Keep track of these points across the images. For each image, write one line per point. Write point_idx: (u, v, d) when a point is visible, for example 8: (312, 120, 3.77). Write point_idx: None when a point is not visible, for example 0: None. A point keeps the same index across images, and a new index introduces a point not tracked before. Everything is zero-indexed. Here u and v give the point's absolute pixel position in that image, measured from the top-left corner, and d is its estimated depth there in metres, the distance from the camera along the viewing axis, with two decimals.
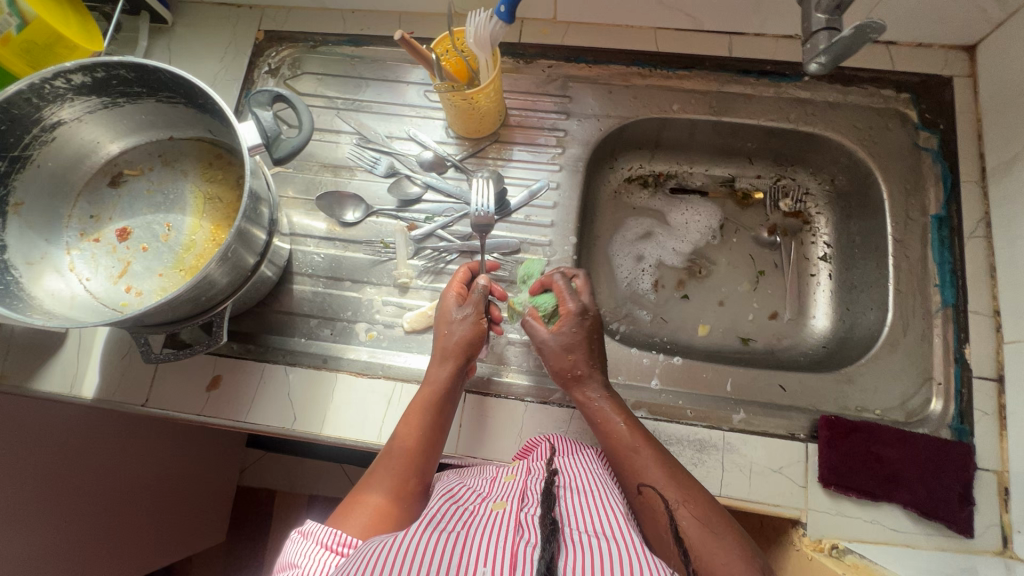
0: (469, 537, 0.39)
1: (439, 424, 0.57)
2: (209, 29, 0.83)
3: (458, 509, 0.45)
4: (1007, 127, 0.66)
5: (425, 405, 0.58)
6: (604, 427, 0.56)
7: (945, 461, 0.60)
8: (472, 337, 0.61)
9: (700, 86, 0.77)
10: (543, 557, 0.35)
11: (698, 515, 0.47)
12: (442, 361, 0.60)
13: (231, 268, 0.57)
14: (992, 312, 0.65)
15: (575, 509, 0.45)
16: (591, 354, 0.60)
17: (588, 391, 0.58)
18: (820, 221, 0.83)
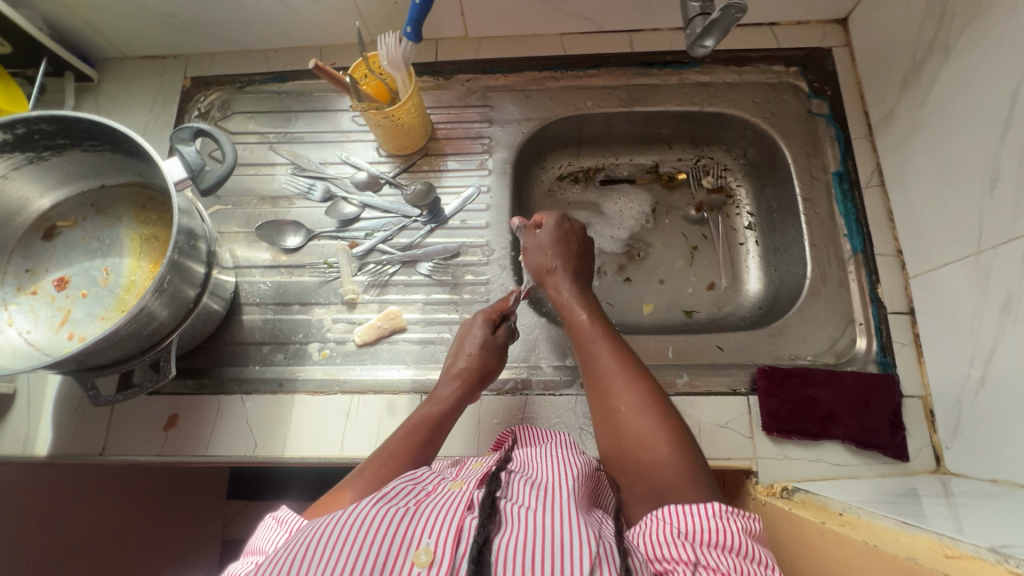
0: (418, 512, 0.42)
1: (432, 441, 0.57)
2: (136, 82, 0.85)
3: (417, 488, 0.46)
4: (881, 84, 0.73)
5: (424, 420, 0.58)
6: (568, 315, 0.64)
7: (873, 393, 0.64)
8: (486, 360, 0.63)
9: (609, 81, 0.83)
10: (477, 542, 0.38)
11: (642, 408, 0.53)
12: (453, 383, 0.62)
13: (170, 299, 0.59)
14: (896, 252, 0.71)
15: (528, 484, 0.46)
16: (565, 252, 0.69)
17: (558, 285, 0.67)
18: (741, 193, 0.88)
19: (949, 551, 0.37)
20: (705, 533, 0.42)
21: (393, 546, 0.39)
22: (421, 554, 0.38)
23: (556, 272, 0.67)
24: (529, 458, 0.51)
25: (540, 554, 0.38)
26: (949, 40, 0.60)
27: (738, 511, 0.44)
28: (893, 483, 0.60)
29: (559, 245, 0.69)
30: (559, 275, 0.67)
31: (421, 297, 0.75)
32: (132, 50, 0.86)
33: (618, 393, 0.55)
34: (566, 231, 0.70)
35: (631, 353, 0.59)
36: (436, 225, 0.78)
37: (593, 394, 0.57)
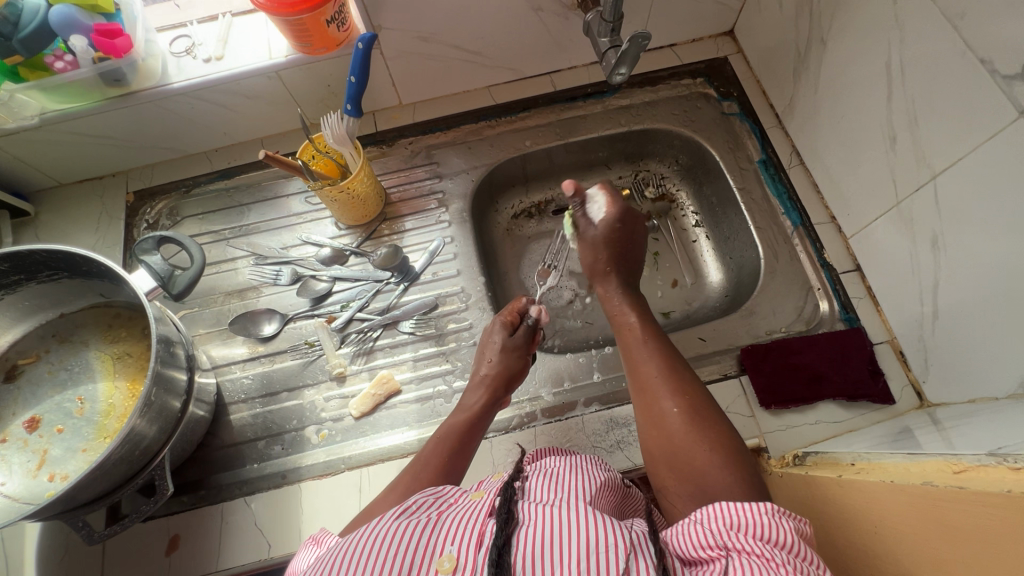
0: (439, 521, 0.44)
1: (466, 448, 0.60)
2: (77, 207, 0.85)
3: (438, 500, 0.48)
4: (778, 79, 0.83)
5: (457, 427, 0.61)
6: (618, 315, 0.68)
7: (848, 347, 0.69)
8: (510, 367, 0.67)
9: (542, 120, 0.89)
10: (495, 544, 0.40)
11: (690, 409, 0.55)
12: (479, 391, 0.66)
13: (156, 414, 0.57)
14: (830, 218, 0.78)
15: (545, 486, 0.49)
16: (613, 253, 0.72)
17: (607, 287, 0.71)
18: (683, 196, 0.95)
19: (956, 466, 0.41)
20: (763, 530, 0.41)
21: (416, 556, 0.41)
22: (445, 561, 0.41)
23: (606, 274, 0.72)
24: (544, 465, 0.55)
25: (562, 550, 0.40)
26: (823, 32, 0.69)
27: (791, 514, 0.44)
28: (887, 426, 0.63)
29: (611, 242, 0.72)
30: (605, 279, 0.71)
31: (409, 355, 0.75)
32: (68, 177, 0.85)
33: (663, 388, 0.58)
34: (617, 225, 0.72)
35: (679, 356, 0.62)
36: (409, 283, 0.79)
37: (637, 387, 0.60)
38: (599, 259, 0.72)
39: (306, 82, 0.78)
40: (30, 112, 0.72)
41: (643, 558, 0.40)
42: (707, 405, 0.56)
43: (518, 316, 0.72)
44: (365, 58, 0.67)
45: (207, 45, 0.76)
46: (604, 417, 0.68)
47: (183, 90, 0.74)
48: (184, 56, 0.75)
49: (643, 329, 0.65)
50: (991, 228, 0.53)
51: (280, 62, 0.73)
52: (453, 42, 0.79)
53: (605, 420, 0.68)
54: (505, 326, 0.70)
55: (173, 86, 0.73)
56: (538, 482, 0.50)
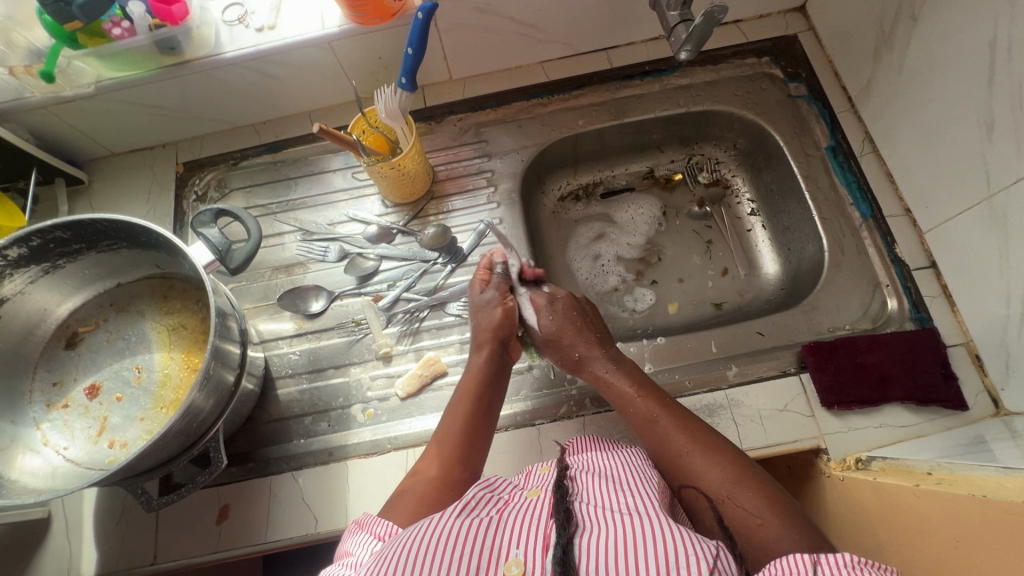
0: (502, 521, 0.43)
1: (487, 411, 0.61)
2: (128, 177, 0.85)
3: (494, 497, 0.49)
4: (854, 59, 0.77)
5: (469, 390, 0.62)
6: (619, 398, 0.61)
7: (919, 349, 0.65)
8: (501, 317, 0.68)
9: (595, 98, 0.85)
10: (559, 545, 0.39)
11: (727, 475, 0.51)
12: (483, 349, 0.66)
13: (213, 389, 0.57)
14: (904, 211, 0.73)
15: (604, 486, 0.48)
16: (577, 330, 0.67)
17: (594, 368, 0.64)
18: (738, 182, 0.91)
19: None
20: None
21: (482, 555, 0.40)
22: (511, 566, 0.39)
23: (577, 358, 0.66)
24: (593, 459, 0.54)
25: (629, 562, 0.38)
26: (915, 7, 0.64)
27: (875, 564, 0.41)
28: (960, 434, 0.60)
29: (564, 324, 0.68)
30: (590, 354, 0.65)
31: (456, 337, 0.74)
32: (120, 146, 0.85)
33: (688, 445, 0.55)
34: (553, 314, 0.69)
35: (697, 420, 0.58)
36: (456, 264, 0.78)
37: (659, 450, 0.57)
38: (565, 344, 0.67)
39: (358, 53, 0.76)
40: (87, 79, 0.72)
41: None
42: (744, 464, 0.52)
43: (491, 273, 0.72)
44: (423, 28, 0.64)
45: (259, 12, 0.74)
46: None
47: (236, 59, 0.72)
48: (236, 24, 0.74)
49: (644, 390, 0.60)
50: None
51: (333, 32, 0.72)
52: (510, 14, 0.75)
53: None
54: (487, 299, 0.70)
55: (226, 56, 0.72)
56: (595, 478, 0.49)
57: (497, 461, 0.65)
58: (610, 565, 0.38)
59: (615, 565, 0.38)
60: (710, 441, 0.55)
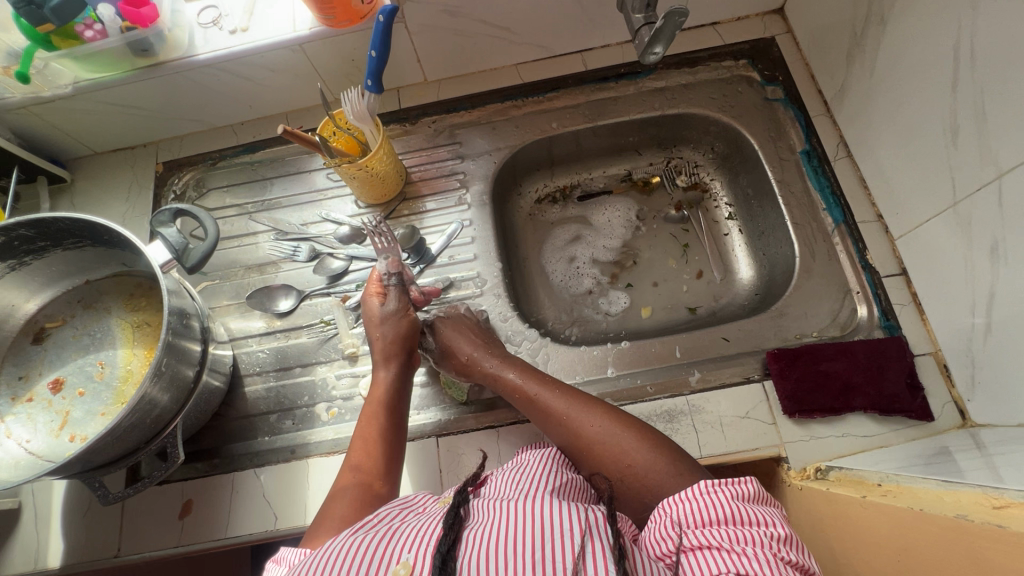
0: (397, 532, 0.44)
1: (396, 423, 0.62)
2: (109, 176, 0.87)
3: (404, 510, 0.50)
4: (829, 63, 0.76)
5: (378, 407, 0.62)
6: (508, 379, 0.63)
7: (884, 358, 0.64)
8: (401, 329, 0.68)
9: (570, 101, 0.85)
10: (439, 551, 0.39)
11: (610, 431, 0.55)
12: (383, 366, 0.66)
13: (169, 383, 0.59)
14: (877, 217, 0.72)
15: (502, 490, 0.49)
16: (469, 325, 0.70)
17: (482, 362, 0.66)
18: (716, 185, 0.91)
19: (996, 501, 0.37)
20: (700, 514, 0.43)
21: (373, 564, 0.40)
22: (400, 569, 0.39)
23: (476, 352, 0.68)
24: (520, 460, 0.55)
25: (509, 555, 0.38)
26: (884, 11, 0.63)
27: (728, 481, 0.46)
28: (922, 445, 0.59)
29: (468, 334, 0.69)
30: (485, 340, 0.68)
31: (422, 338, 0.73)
32: (102, 146, 0.87)
33: (575, 417, 0.57)
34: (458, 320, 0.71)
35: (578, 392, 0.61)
36: (425, 265, 0.78)
37: (550, 431, 0.58)
38: (454, 352, 0.67)
39: (331, 56, 0.77)
40: (64, 81, 0.73)
41: (598, 539, 0.39)
42: (627, 419, 0.57)
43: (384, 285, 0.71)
44: (386, 31, 0.64)
45: (233, 15, 0.75)
46: None
47: (209, 61, 0.74)
48: (210, 26, 0.75)
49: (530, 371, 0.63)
50: None
51: (304, 34, 0.73)
52: (481, 17, 0.76)
53: None
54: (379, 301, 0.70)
55: (199, 58, 0.73)
56: (497, 484, 0.51)
57: (454, 463, 0.65)
58: (490, 563, 0.38)
59: (495, 561, 0.38)
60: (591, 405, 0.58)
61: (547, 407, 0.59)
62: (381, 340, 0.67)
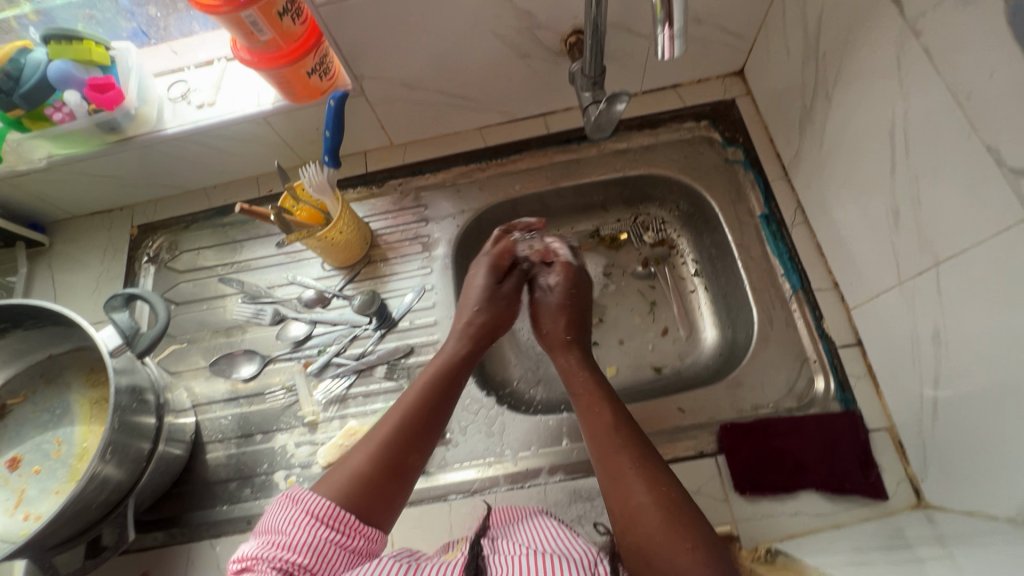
0: (419, 569, 0.49)
1: (439, 410, 0.64)
2: (86, 240, 0.89)
3: (420, 555, 0.55)
4: (784, 129, 0.77)
5: (437, 375, 0.67)
6: (585, 400, 0.66)
7: (836, 434, 0.64)
8: (492, 311, 0.75)
9: (533, 163, 0.86)
10: None
11: (663, 498, 0.54)
12: (464, 340, 0.71)
13: (125, 458, 0.61)
14: (833, 284, 0.72)
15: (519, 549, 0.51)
16: (572, 318, 0.76)
17: (567, 356, 0.73)
18: (683, 242, 0.91)
19: None
20: None
21: None
22: None
23: (567, 344, 0.74)
24: (536, 525, 0.56)
25: None
26: (829, 88, 0.64)
27: None
28: (875, 529, 0.58)
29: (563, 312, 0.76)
30: (564, 350, 0.73)
31: (380, 406, 0.73)
32: (79, 210, 0.90)
33: (624, 457, 0.58)
34: (569, 293, 0.78)
35: (651, 446, 0.60)
36: (386, 329, 0.78)
37: (601, 465, 0.59)
38: (558, 326, 0.76)
39: (294, 126, 0.79)
40: (38, 155, 0.76)
41: None
42: (683, 498, 0.55)
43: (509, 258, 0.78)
44: (338, 115, 0.66)
45: (201, 90, 0.78)
46: (568, 489, 0.66)
47: (177, 135, 0.76)
48: (179, 101, 0.77)
49: (606, 400, 0.65)
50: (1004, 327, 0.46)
51: (267, 109, 0.75)
52: (440, 88, 0.77)
53: (569, 492, 0.66)
54: (490, 269, 0.77)
55: (167, 132, 0.75)
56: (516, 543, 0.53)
57: (406, 535, 0.65)
58: None
59: None
60: (657, 464, 0.58)
61: (603, 440, 0.61)
62: (473, 317, 0.73)
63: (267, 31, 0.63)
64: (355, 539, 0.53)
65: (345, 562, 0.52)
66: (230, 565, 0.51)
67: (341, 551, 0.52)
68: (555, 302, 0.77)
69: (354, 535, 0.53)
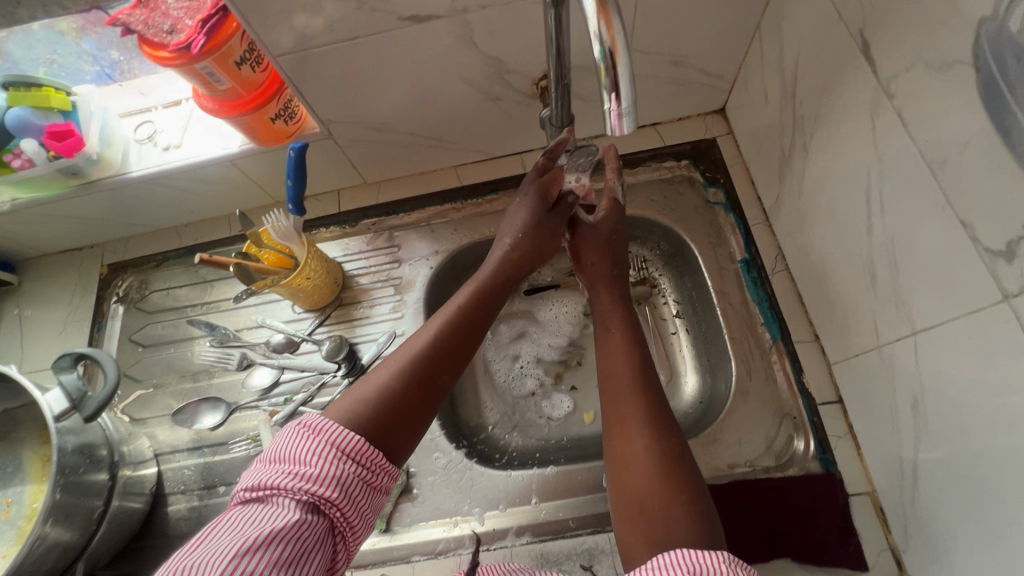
0: None
1: (473, 329, 0.62)
2: (55, 279, 0.88)
3: None
4: (764, 172, 0.75)
5: (472, 299, 0.64)
6: (608, 350, 0.64)
7: (814, 499, 0.62)
8: (535, 235, 0.71)
9: (509, 203, 0.84)
10: None
11: (675, 455, 0.53)
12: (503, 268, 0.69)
13: (75, 521, 0.59)
14: (814, 336, 0.69)
15: None
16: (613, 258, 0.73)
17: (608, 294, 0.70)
18: (665, 281, 0.87)
19: None
20: None
21: None
22: None
23: (611, 279, 0.71)
24: None
25: None
26: (805, 138, 0.62)
27: None
28: None
29: (609, 251, 0.73)
30: (608, 285, 0.71)
31: None
32: (49, 249, 0.89)
33: (630, 400, 0.57)
34: (616, 229, 0.74)
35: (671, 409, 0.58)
36: (355, 377, 0.76)
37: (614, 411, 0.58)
38: (609, 257, 0.72)
39: (263, 168, 0.77)
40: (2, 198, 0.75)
41: None
42: (690, 459, 0.53)
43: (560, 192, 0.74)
44: (299, 164, 0.64)
45: (168, 131, 0.76)
46: (535, 552, 0.63)
47: (142, 178, 0.74)
48: (145, 143, 0.76)
49: (631, 344, 0.64)
50: (983, 408, 0.44)
51: (234, 152, 0.73)
52: (411, 130, 0.76)
53: (535, 556, 0.63)
54: (538, 199, 0.72)
55: (132, 175, 0.74)
56: None
57: None
58: None
59: None
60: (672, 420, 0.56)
61: (614, 381, 0.60)
62: (517, 243, 0.70)
63: (225, 80, 0.61)
64: (378, 475, 0.49)
65: (366, 497, 0.49)
66: (242, 492, 0.46)
67: (363, 485, 0.48)
68: (601, 237, 0.73)
69: (378, 472, 0.49)
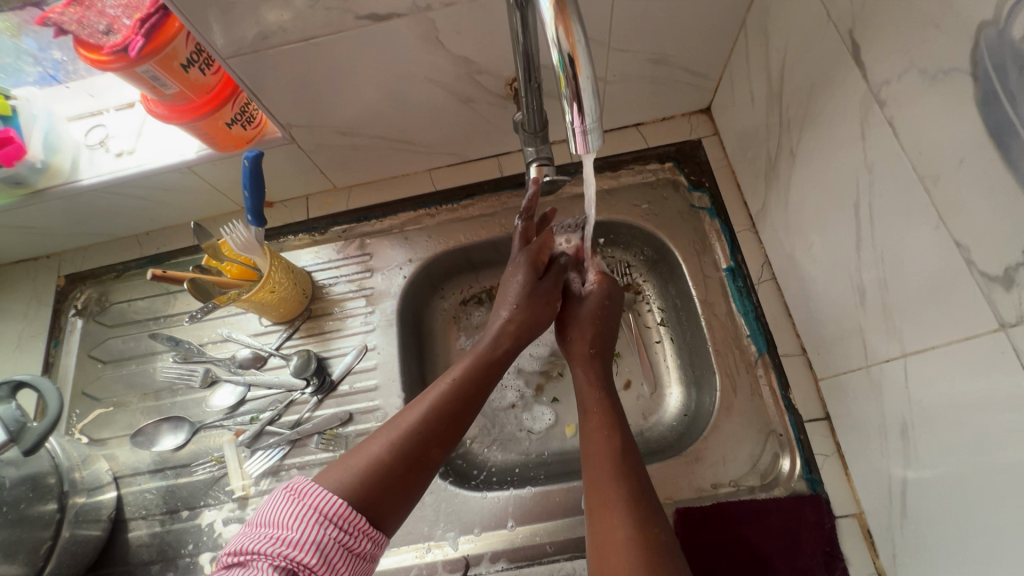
0: None
1: (473, 400, 0.58)
2: (10, 291, 0.84)
3: None
4: (750, 176, 0.72)
5: (469, 374, 0.60)
6: (592, 416, 0.62)
7: (798, 521, 0.59)
8: (533, 308, 0.67)
9: (486, 209, 0.80)
10: None
11: (652, 543, 0.50)
12: (501, 336, 0.65)
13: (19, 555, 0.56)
14: (801, 350, 0.67)
15: None
16: (599, 330, 0.69)
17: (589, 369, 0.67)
18: (649, 288, 0.83)
19: None
20: None
21: None
22: None
23: (589, 358, 0.67)
24: None
25: None
26: (792, 144, 0.59)
27: None
28: None
29: (596, 320, 0.70)
30: (587, 365, 0.67)
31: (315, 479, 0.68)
32: (3, 259, 0.84)
33: (611, 486, 0.54)
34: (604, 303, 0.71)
35: (650, 485, 0.56)
36: (324, 395, 0.73)
37: (596, 491, 0.55)
38: (587, 331, 0.69)
39: (224, 175, 0.73)
40: None
41: None
42: (672, 548, 0.50)
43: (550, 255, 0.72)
44: (255, 174, 0.60)
45: (121, 136, 0.72)
46: None
47: (92, 186, 0.70)
48: (97, 148, 0.71)
49: (610, 426, 0.60)
50: (976, 441, 0.41)
51: (191, 159, 0.69)
52: (379, 133, 0.72)
53: None
54: (530, 268, 0.69)
55: (82, 183, 0.69)
56: None
57: None
58: None
59: None
60: (651, 502, 0.54)
61: (595, 467, 0.57)
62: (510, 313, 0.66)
63: (172, 84, 0.57)
64: (361, 540, 0.47)
65: (349, 566, 0.46)
66: (225, 558, 0.45)
67: (344, 553, 0.46)
68: (584, 314, 0.70)
69: (361, 537, 0.47)
